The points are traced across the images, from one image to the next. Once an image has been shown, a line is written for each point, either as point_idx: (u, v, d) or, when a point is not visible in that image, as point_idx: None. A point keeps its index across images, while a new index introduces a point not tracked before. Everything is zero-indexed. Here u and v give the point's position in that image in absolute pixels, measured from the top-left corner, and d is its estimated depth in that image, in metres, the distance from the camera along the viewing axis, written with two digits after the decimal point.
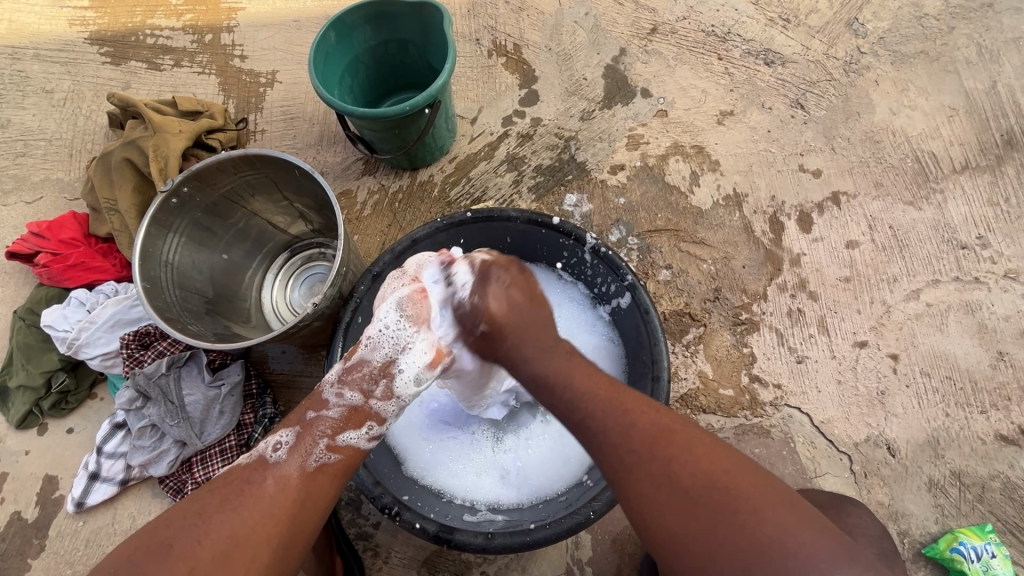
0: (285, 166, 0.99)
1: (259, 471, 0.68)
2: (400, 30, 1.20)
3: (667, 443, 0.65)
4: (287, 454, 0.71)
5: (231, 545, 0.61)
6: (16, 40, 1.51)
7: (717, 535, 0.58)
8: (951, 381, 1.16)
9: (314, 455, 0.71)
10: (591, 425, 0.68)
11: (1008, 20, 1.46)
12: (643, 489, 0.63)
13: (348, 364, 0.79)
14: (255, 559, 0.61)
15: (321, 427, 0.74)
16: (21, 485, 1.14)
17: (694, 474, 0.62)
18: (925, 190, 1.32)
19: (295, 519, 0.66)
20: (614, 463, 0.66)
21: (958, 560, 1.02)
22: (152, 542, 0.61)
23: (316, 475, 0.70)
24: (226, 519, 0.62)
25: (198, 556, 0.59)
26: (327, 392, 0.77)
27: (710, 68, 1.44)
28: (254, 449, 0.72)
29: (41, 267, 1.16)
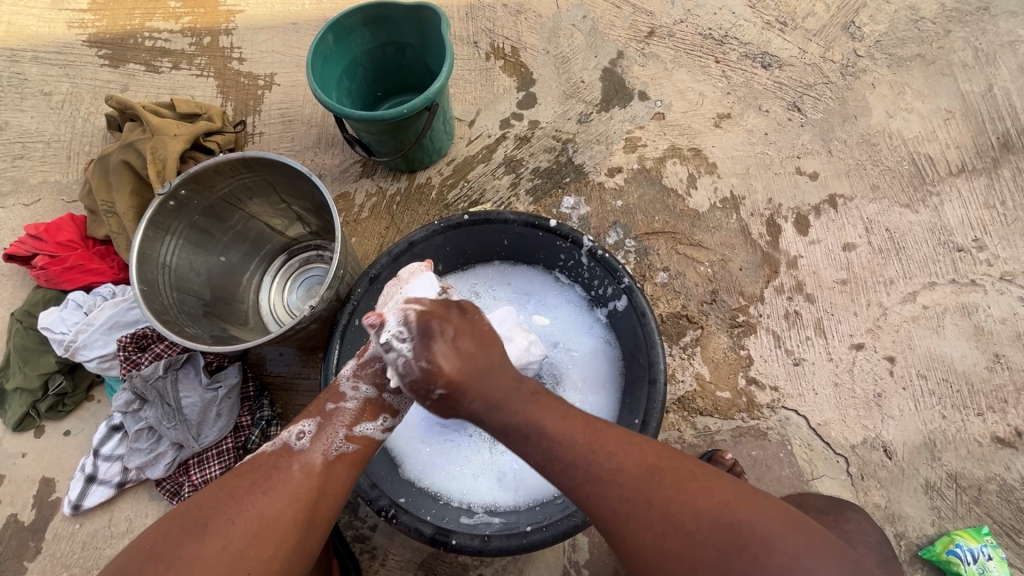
0: (283, 169, 0.99)
1: (285, 457, 0.69)
2: (398, 32, 1.20)
3: (661, 486, 0.63)
4: (310, 442, 0.72)
5: (262, 526, 0.61)
6: (15, 43, 1.51)
7: (733, 570, 0.58)
8: (947, 383, 1.16)
9: (334, 445, 0.72)
10: (581, 475, 0.65)
11: (1004, 23, 1.47)
12: (646, 536, 0.61)
13: (360, 359, 0.81)
14: (284, 544, 0.62)
15: (340, 418, 0.75)
16: (18, 487, 1.14)
17: (699, 508, 0.61)
18: (922, 192, 1.33)
19: (319, 506, 0.67)
20: (614, 514, 0.63)
21: (956, 563, 1.02)
22: (182, 521, 0.60)
23: (336, 464, 0.71)
24: (258, 501, 0.63)
25: (233, 534, 0.60)
26: (344, 384, 0.79)
27: (707, 71, 1.44)
28: (276, 438, 0.73)
29: (38, 269, 1.16)
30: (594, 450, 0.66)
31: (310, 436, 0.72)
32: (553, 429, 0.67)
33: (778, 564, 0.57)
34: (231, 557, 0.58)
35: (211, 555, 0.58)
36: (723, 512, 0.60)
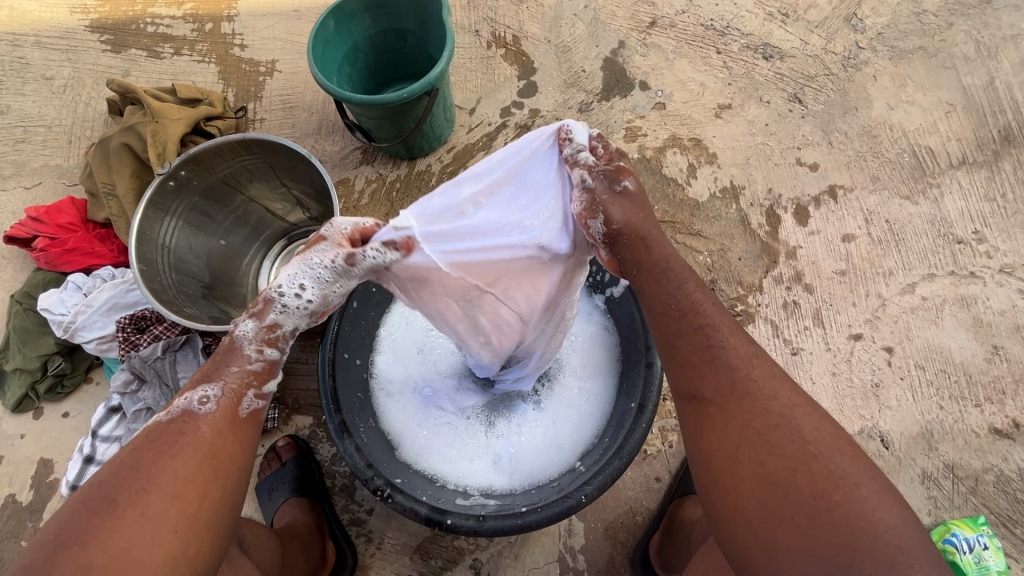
0: (284, 152, 0.99)
1: (191, 423, 0.60)
2: (399, 18, 1.20)
3: (786, 386, 0.62)
4: (217, 405, 0.62)
5: (181, 486, 0.57)
6: (17, 27, 1.51)
7: (827, 497, 0.54)
8: (945, 374, 1.16)
9: (243, 400, 0.64)
10: (708, 337, 0.65)
11: (1007, 17, 1.47)
12: (733, 415, 0.60)
13: (261, 319, 0.66)
14: (207, 498, 0.58)
15: (246, 380, 0.65)
16: (16, 467, 1.15)
17: (813, 429, 0.58)
18: (922, 184, 1.32)
19: (237, 455, 0.62)
20: (720, 385, 0.62)
21: (951, 552, 0.99)
22: (88, 504, 0.55)
23: (247, 418, 0.64)
24: (169, 466, 0.57)
25: (147, 502, 0.55)
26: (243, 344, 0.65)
27: (709, 62, 1.44)
28: (171, 406, 0.61)
29: (38, 251, 1.17)
30: (733, 330, 0.66)
31: (217, 399, 0.62)
32: (692, 296, 0.68)
33: (872, 517, 0.53)
34: (151, 523, 0.54)
35: (126, 526, 0.54)
36: (832, 447, 0.57)
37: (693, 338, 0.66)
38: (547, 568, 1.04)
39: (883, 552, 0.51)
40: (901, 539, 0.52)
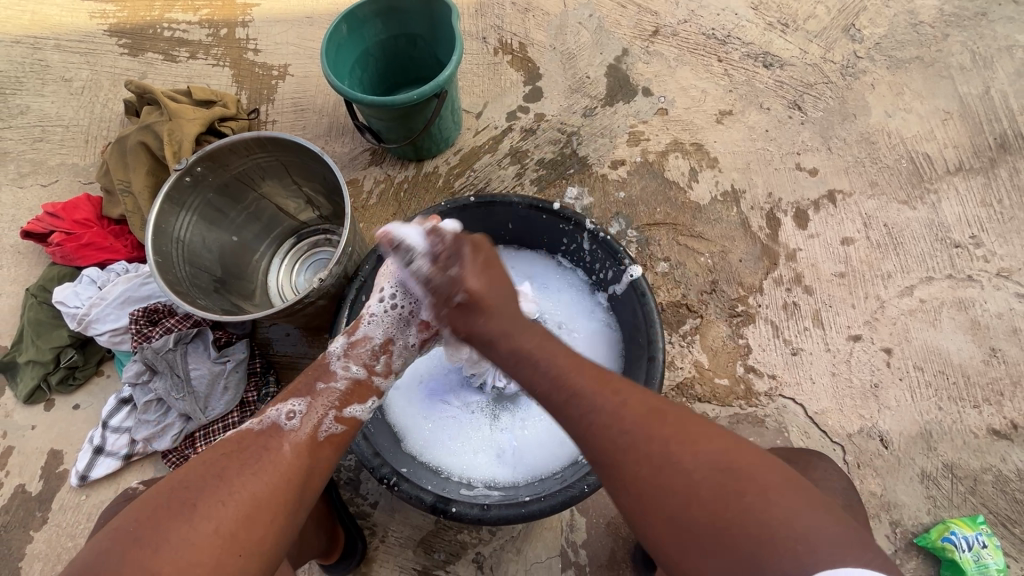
0: (297, 150, 1.02)
1: (276, 438, 0.72)
2: (409, 23, 1.24)
3: (658, 422, 0.63)
4: (300, 421, 0.76)
5: (254, 506, 0.64)
6: (38, 30, 1.56)
7: (724, 520, 0.55)
8: (943, 375, 1.18)
9: (323, 424, 0.77)
10: (577, 406, 0.65)
11: (1001, 28, 1.50)
12: (628, 470, 0.61)
13: (352, 339, 0.87)
14: (273, 522, 0.65)
15: (329, 397, 0.80)
16: (27, 458, 1.16)
17: (695, 458, 0.59)
18: (920, 190, 1.35)
19: (305, 484, 0.71)
20: (604, 445, 0.63)
21: (950, 550, 0.99)
22: (170, 503, 0.61)
23: (323, 444, 0.75)
24: (248, 481, 0.66)
25: (224, 513, 0.62)
26: (334, 363, 0.85)
27: (710, 70, 1.47)
28: (264, 417, 0.75)
29: (54, 246, 1.20)
30: (602, 382, 0.67)
31: (300, 415, 0.76)
32: (555, 357, 0.70)
33: (774, 525, 0.53)
34: (224, 536, 0.61)
35: (201, 533, 0.60)
36: (726, 466, 0.58)
37: (567, 411, 0.66)
38: (549, 563, 1.04)
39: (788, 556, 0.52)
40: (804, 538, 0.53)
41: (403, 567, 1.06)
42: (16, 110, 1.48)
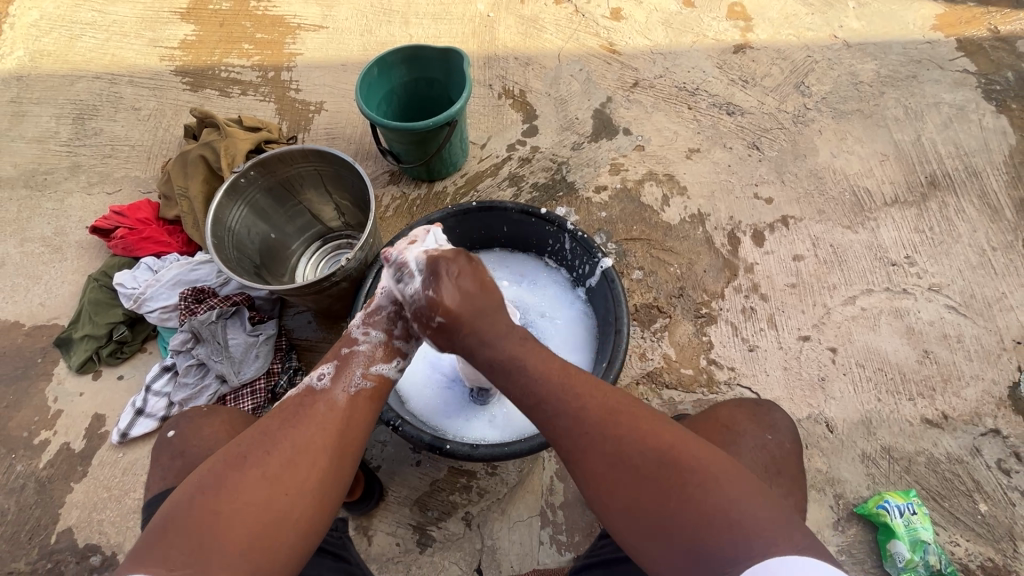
0: (335, 163, 1.24)
1: (310, 396, 0.78)
2: (428, 70, 1.51)
3: (618, 425, 0.69)
4: (330, 381, 0.81)
5: (298, 453, 0.70)
6: (115, 69, 1.85)
7: (686, 504, 0.62)
8: (882, 372, 1.34)
9: (353, 383, 0.82)
10: (546, 416, 0.72)
11: (930, 88, 1.77)
12: (598, 467, 0.68)
13: (369, 310, 0.92)
14: (317, 466, 0.70)
15: (356, 359, 0.85)
16: (73, 420, 1.32)
17: (647, 454, 0.66)
18: (861, 218, 1.56)
19: (346, 434, 0.76)
20: (575, 441, 0.70)
21: (883, 515, 1.13)
22: (226, 458, 0.69)
23: (358, 399, 0.80)
24: (290, 436, 0.72)
25: (270, 462, 0.68)
26: (355, 331, 0.90)
27: (681, 115, 1.74)
28: (300, 383, 0.81)
29: (118, 239, 1.41)
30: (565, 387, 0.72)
31: (330, 376, 0.82)
32: (534, 365, 0.74)
33: (729, 508, 0.61)
34: (271, 481, 0.67)
35: (252, 480, 0.66)
36: (673, 454, 0.66)
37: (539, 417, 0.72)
38: (529, 522, 1.17)
39: (742, 539, 0.59)
40: (755, 523, 0.60)
41: (400, 522, 1.18)
42: (90, 132, 1.74)
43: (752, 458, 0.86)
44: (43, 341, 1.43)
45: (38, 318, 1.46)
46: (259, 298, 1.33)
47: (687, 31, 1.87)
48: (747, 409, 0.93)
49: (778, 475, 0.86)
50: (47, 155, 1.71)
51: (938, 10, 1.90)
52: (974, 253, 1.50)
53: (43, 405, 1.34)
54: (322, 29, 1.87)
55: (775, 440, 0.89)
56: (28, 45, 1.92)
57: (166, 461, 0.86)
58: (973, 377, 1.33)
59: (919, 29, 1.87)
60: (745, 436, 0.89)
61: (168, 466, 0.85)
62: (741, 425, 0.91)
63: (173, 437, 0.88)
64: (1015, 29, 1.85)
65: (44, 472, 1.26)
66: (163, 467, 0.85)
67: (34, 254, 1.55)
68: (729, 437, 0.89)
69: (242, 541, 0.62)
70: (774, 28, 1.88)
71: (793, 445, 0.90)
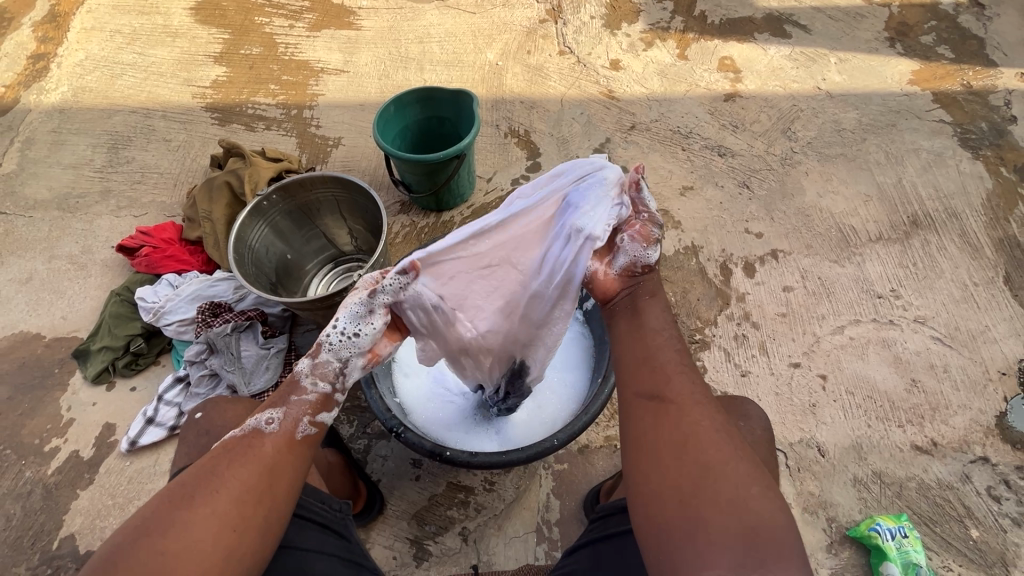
0: (352, 189, 1.34)
1: (257, 438, 0.71)
2: (440, 109, 1.64)
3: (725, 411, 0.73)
4: (279, 425, 0.73)
5: (243, 492, 0.66)
6: (151, 105, 2.00)
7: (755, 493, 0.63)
8: (872, 399, 1.38)
9: (300, 425, 0.74)
10: (676, 359, 0.77)
11: (908, 136, 1.89)
12: (694, 420, 0.69)
13: (315, 357, 0.77)
14: (262, 505, 0.67)
15: (303, 407, 0.75)
16: (84, 428, 1.36)
17: (739, 442, 0.69)
18: (847, 253, 1.64)
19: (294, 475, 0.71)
20: (680, 388, 0.73)
21: (875, 537, 1.15)
22: (171, 496, 0.64)
23: (301, 444, 0.73)
24: (236, 474, 0.67)
25: (217, 501, 0.64)
26: (304, 378, 0.76)
27: (676, 155, 1.85)
28: (244, 424, 0.72)
29: (142, 257, 1.50)
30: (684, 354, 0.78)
31: (279, 420, 0.73)
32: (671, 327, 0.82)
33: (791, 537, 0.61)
34: (217, 521, 0.63)
35: (197, 522, 0.63)
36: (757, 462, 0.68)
37: (665, 355, 0.77)
38: (525, 538, 1.18)
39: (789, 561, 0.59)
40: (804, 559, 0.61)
41: (397, 536, 1.20)
42: (123, 160, 1.86)
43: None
44: (62, 352, 1.48)
45: (58, 330, 1.52)
46: (272, 314, 1.40)
47: (681, 81, 2.02)
48: (721, 401, 0.99)
49: None
50: (81, 180, 1.83)
51: (914, 66, 2.05)
52: (957, 288, 1.56)
53: (56, 414, 1.39)
54: (343, 73, 2.03)
55: (746, 426, 0.94)
56: (73, 81, 2.08)
57: (191, 439, 0.91)
58: (960, 407, 1.36)
59: (897, 83, 2.01)
60: None
61: (192, 443, 0.90)
62: None
63: (199, 418, 0.94)
64: (987, 84, 1.99)
65: (52, 478, 1.29)
66: (190, 444, 0.90)
67: (61, 270, 1.63)
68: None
69: None
70: (761, 79, 2.03)
71: (764, 432, 0.95)
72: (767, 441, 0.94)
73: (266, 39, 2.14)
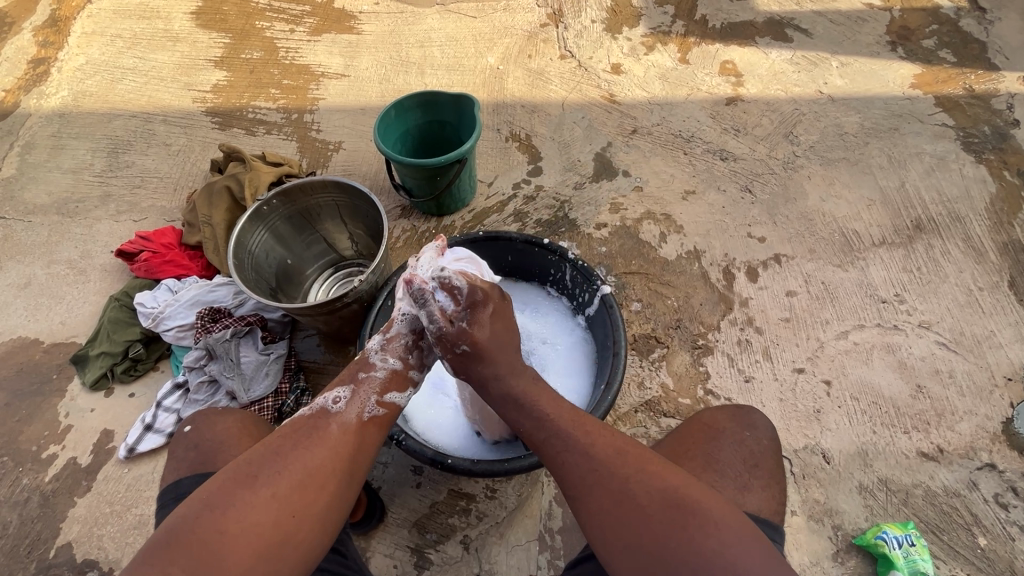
0: (353, 194, 1.33)
1: (324, 418, 0.80)
2: (440, 113, 1.63)
3: (628, 462, 0.75)
4: (345, 405, 0.83)
5: (307, 475, 0.72)
6: (151, 109, 1.99)
7: (677, 536, 0.67)
8: (877, 405, 1.37)
9: (367, 408, 0.84)
10: (554, 446, 0.79)
11: (911, 140, 1.88)
12: (600, 500, 0.73)
13: (388, 336, 0.96)
14: (324, 488, 0.73)
15: (370, 385, 0.87)
16: (82, 435, 1.35)
17: (645, 493, 0.71)
18: (851, 257, 1.63)
19: (355, 459, 0.78)
20: (575, 478, 0.76)
21: (881, 546, 1.14)
22: (236, 476, 0.71)
23: (370, 424, 0.83)
24: (303, 455, 0.74)
25: (279, 483, 0.71)
26: (373, 355, 0.93)
27: (678, 159, 1.84)
28: (313, 404, 0.83)
29: (142, 262, 1.49)
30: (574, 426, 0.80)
31: (345, 401, 0.84)
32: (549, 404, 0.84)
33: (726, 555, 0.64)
34: (279, 502, 0.69)
35: (261, 502, 0.69)
36: (673, 493, 0.70)
37: (547, 448, 0.80)
38: (527, 547, 1.17)
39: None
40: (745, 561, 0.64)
41: (398, 544, 1.19)
42: (123, 164, 1.86)
43: (731, 455, 0.90)
44: (60, 358, 1.47)
45: (57, 336, 1.51)
46: (272, 320, 1.40)
47: (682, 85, 2.02)
48: (727, 411, 0.97)
49: (756, 470, 0.89)
50: (81, 185, 1.82)
51: (916, 70, 2.05)
52: (961, 292, 1.55)
53: (54, 420, 1.37)
54: (344, 77, 2.03)
55: (753, 436, 0.93)
56: (73, 86, 2.07)
57: (181, 453, 0.89)
58: (966, 413, 1.35)
59: (899, 87, 2.01)
60: (724, 434, 0.93)
61: (182, 456, 0.89)
62: (720, 423, 0.95)
63: (188, 431, 0.92)
64: (989, 88, 1.99)
65: (49, 485, 1.28)
66: (179, 458, 0.89)
67: (59, 275, 1.62)
68: (710, 435, 0.93)
69: (244, 565, 0.65)
70: (763, 84, 2.03)
71: (770, 442, 0.93)
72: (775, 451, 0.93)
73: (267, 43, 2.14)
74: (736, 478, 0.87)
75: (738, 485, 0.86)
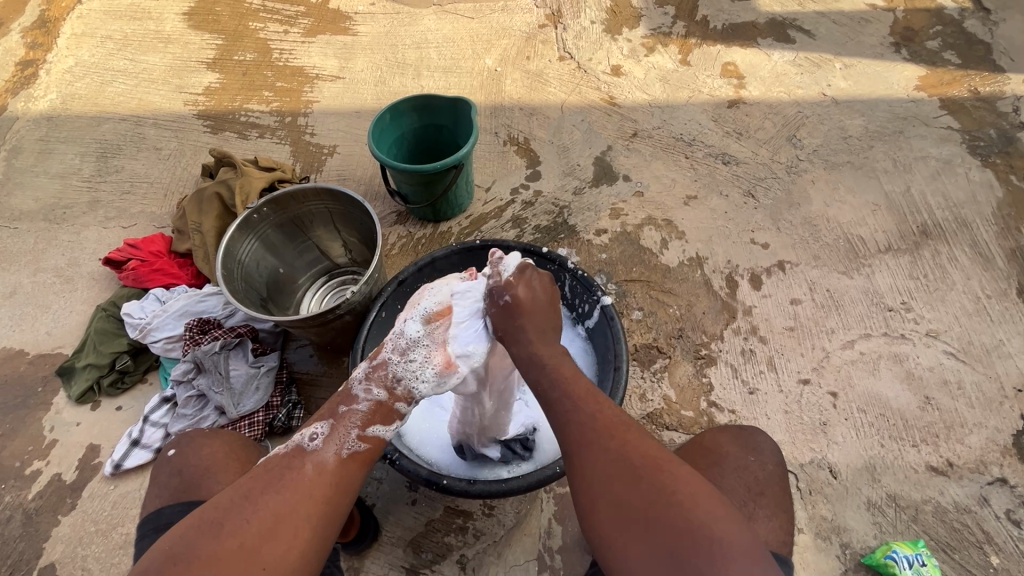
0: (346, 201, 1.29)
1: (299, 457, 0.75)
2: (437, 117, 1.59)
3: (632, 430, 0.71)
4: (323, 442, 0.77)
5: (276, 521, 0.67)
6: (142, 112, 1.95)
7: (671, 501, 0.63)
8: (884, 418, 1.33)
9: (346, 444, 0.78)
10: (559, 407, 0.75)
11: (916, 143, 1.84)
12: (596, 464, 0.69)
13: (374, 363, 0.88)
14: (297, 536, 0.67)
15: (353, 418, 0.82)
16: (67, 451, 1.30)
17: (642, 457, 0.67)
18: (856, 264, 1.59)
19: (331, 500, 0.73)
20: (576, 437, 0.72)
21: (892, 566, 1.10)
22: (201, 524, 0.66)
23: (348, 463, 0.77)
24: (273, 499, 0.69)
25: (247, 531, 0.65)
26: (356, 387, 0.86)
27: (679, 163, 1.81)
28: (289, 441, 0.77)
29: (129, 270, 1.46)
30: (585, 395, 0.76)
31: (323, 437, 0.78)
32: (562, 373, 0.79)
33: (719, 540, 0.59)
34: (245, 553, 0.64)
35: (226, 554, 0.63)
36: (669, 469, 0.66)
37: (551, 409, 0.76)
38: (526, 567, 1.13)
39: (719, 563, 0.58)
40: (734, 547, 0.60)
41: (392, 564, 1.15)
42: (112, 169, 1.82)
43: (734, 483, 0.87)
44: (45, 370, 1.43)
45: (42, 346, 1.47)
46: (263, 330, 1.36)
47: (683, 87, 1.98)
48: (730, 433, 0.94)
49: (763, 497, 0.85)
50: (68, 190, 1.78)
51: (920, 72, 2.01)
52: (969, 300, 1.52)
53: (39, 434, 1.33)
54: (338, 79, 1.99)
55: (757, 461, 0.90)
56: (62, 89, 2.03)
57: (162, 481, 0.87)
58: (976, 425, 1.32)
59: (903, 89, 1.97)
60: (727, 459, 0.90)
61: (164, 483, 0.86)
62: (724, 447, 0.92)
63: (171, 457, 0.90)
64: (994, 90, 1.95)
65: (32, 503, 1.24)
66: (160, 486, 0.86)
67: (45, 284, 1.58)
68: (713, 460, 0.90)
69: None
70: (765, 85, 1.99)
71: (775, 466, 0.90)
72: (780, 475, 0.89)
73: (260, 44, 2.09)
74: (741, 506, 0.84)
75: (743, 515, 0.83)
